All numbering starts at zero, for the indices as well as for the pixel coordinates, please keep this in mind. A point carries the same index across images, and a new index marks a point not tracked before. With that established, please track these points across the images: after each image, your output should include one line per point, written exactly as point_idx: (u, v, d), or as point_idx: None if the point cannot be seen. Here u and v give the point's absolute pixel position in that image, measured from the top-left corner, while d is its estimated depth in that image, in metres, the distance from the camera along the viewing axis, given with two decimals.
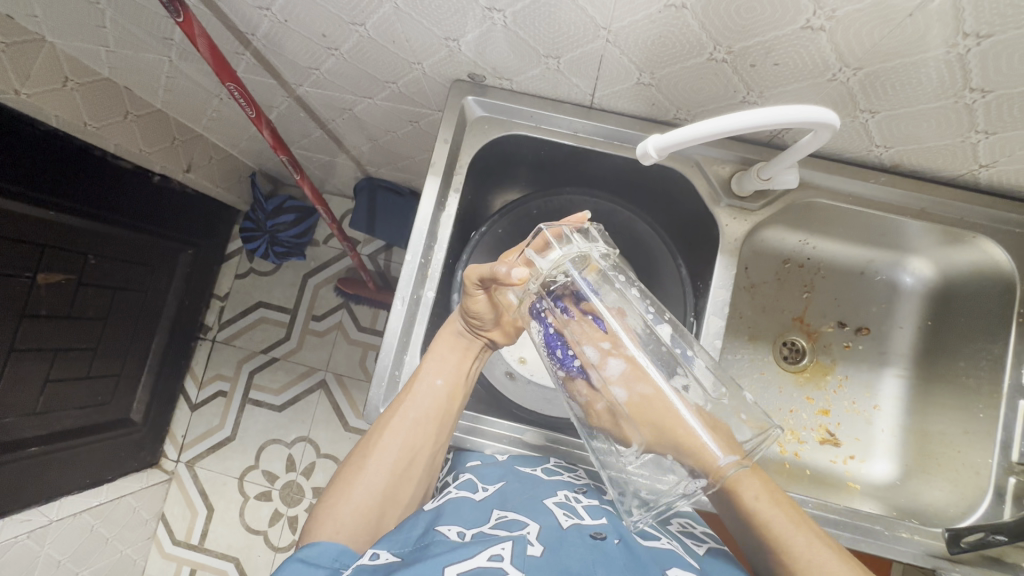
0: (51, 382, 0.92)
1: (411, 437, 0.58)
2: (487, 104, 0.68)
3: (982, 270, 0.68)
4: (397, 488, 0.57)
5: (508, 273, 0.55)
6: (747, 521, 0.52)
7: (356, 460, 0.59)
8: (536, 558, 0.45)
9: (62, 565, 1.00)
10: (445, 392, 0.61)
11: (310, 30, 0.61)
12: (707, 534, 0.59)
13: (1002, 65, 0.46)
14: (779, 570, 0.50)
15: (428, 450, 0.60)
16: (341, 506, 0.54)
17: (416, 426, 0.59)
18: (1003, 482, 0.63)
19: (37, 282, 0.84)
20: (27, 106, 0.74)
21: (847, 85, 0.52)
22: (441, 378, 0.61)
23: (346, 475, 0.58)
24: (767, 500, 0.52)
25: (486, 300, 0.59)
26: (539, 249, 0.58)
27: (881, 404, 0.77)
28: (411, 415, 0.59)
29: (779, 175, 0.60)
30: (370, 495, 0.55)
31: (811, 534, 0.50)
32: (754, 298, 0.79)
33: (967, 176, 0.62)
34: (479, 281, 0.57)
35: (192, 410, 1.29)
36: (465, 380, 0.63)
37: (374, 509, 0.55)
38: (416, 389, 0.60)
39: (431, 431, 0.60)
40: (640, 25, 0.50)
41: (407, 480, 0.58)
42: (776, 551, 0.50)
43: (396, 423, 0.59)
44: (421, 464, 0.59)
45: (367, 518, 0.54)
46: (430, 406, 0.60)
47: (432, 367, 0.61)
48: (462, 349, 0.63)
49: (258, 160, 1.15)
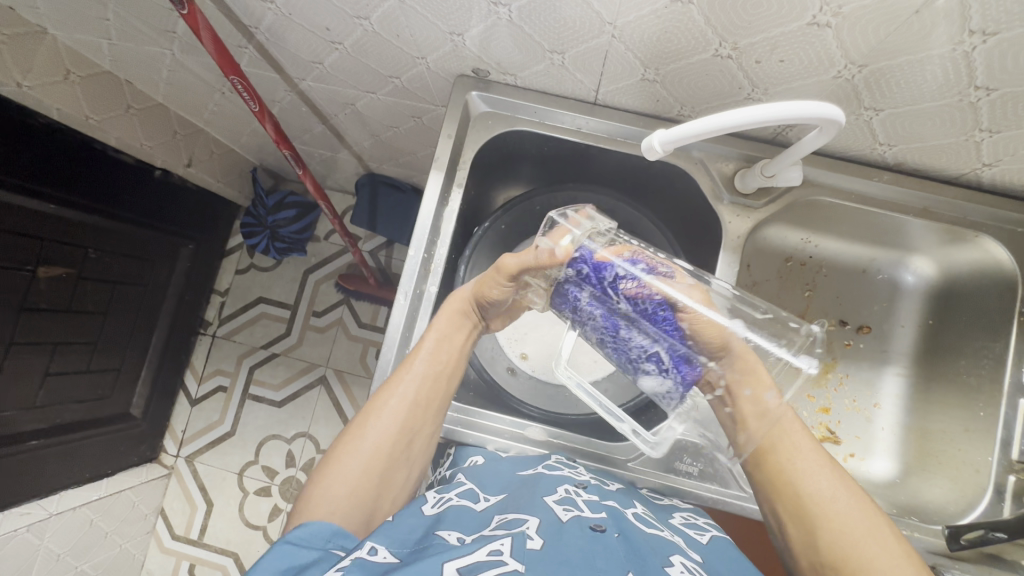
0: (51, 375, 0.92)
1: (408, 418, 0.58)
2: (491, 100, 0.67)
3: (984, 269, 0.69)
4: (394, 469, 0.57)
5: (553, 253, 0.56)
6: (775, 439, 0.54)
7: (349, 438, 0.58)
8: (537, 552, 0.44)
9: (61, 559, 1.00)
10: (444, 374, 0.61)
11: (314, 24, 0.61)
12: (710, 523, 0.59)
13: (1006, 64, 0.46)
14: (802, 492, 0.51)
15: (425, 432, 0.60)
16: (336, 487, 0.53)
17: (414, 408, 0.59)
18: (1002, 480, 0.64)
19: (37, 275, 0.84)
20: (29, 99, 0.74)
21: (852, 83, 0.52)
22: (440, 358, 0.61)
23: (340, 454, 0.57)
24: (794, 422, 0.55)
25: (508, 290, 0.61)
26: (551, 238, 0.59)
27: (881, 403, 0.77)
28: (409, 395, 0.59)
29: (782, 172, 0.61)
30: (367, 476, 0.55)
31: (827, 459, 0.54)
32: (756, 296, 0.79)
33: (970, 174, 0.62)
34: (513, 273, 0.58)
35: (192, 405, 1.29)
36: (464, 361, 0.64)
37: (370, 490, 0.55)
38: (415, 367, 0.60)
39: (428, 414, 0.60)
40: (646, 21, 0.50)
41: (402, 461, 0.58)
42: (800, 474, 0.52)
43: (394, 404, 0.58)
44: (419, 444, 0.60)
45: (362, 500, 0.54)
46: (428, 387, 0.60)
47: (432, 347, 0.61)
48: (463, 330, 0.63)
49: (259, 154, 1.15)
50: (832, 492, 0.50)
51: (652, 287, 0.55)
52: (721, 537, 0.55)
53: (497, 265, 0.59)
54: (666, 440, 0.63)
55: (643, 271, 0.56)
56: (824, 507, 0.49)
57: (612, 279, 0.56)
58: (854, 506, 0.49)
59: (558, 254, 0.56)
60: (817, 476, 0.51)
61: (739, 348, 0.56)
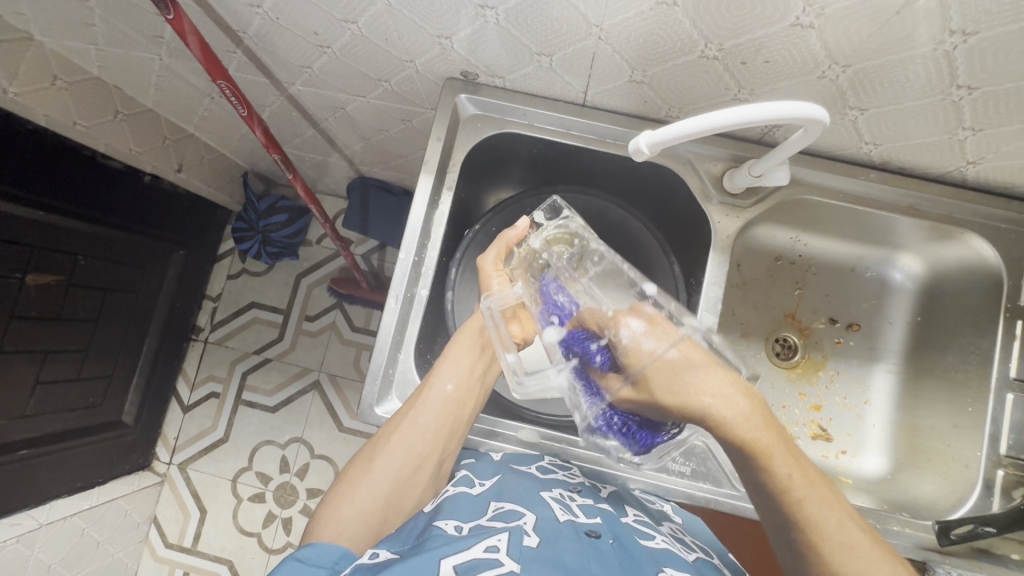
0: (41, 383, 0.91)
1: (417, 444, 0.58)
2: (480, 102, 0.68)
3: (969, 264, 0.69)
4: (402, 494, 0.57)
5: (515, 230, 0.65)
6: (777, 502, 0.47)
7: (361, 462, 0.59)
8: (533, 550, 0.45)
9: (52, 569, 0.99)
10: (456, 397, 0.60)
11: (302, 29, 0.61)
12: (696, 543, 0.57)
13: (987, 64, 0.47)
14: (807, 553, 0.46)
15: (434, 458, 0.59)
16: (343, 509, 0.54)
17: (423, 433, 0.58)
18: (992, 475, 0.64)
19: (25, 282, 0.83)
20: (16, 106, 0.74)
21: (836, 83, 0.53)
22: (455, 386, 0.60)
23: (353, 476, 0.58)
24: (799, 480, 0.46)
25: (506, 280, 0.65)
26: (543, 213, 0.66)
27: (872, 400, 0.77)
28: (419, 420, 0.58)
29: (769, 171, 0.61)
30: (373, 499, 0.55)
31: (842, 514, 0.46)
32: (746, 295, 0.79)
33: (954, 172, 0.63)
34: (489, 262, 0.65)
35: (184, 412, 1.28)
36: (478, 385, 0.62)
37: (376, 514, 0.55)
38: (426, 393, 0.59)
39: (438, 440, 0.59)
40: (631, 23, 0.50)
41: (411, 487, 0.57)
42: (806, 534, 0.45)
43: (404, 429, 0.58)
44: (428, 470, 0.59)
45: (368, 523, 0.54)
46: (439, 413, 0.59)
47: (443, 371, 0.61)
48: (476, 351, 0.63)
49: (249, 158, 1.15)
50: (841, 563, 0.44)
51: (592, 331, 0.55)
52: (709, 562, 0.53)
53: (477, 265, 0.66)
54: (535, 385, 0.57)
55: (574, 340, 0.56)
56: None
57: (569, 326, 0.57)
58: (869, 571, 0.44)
59: (516, 231, 0.65)
60: (827, 543, 0.45)
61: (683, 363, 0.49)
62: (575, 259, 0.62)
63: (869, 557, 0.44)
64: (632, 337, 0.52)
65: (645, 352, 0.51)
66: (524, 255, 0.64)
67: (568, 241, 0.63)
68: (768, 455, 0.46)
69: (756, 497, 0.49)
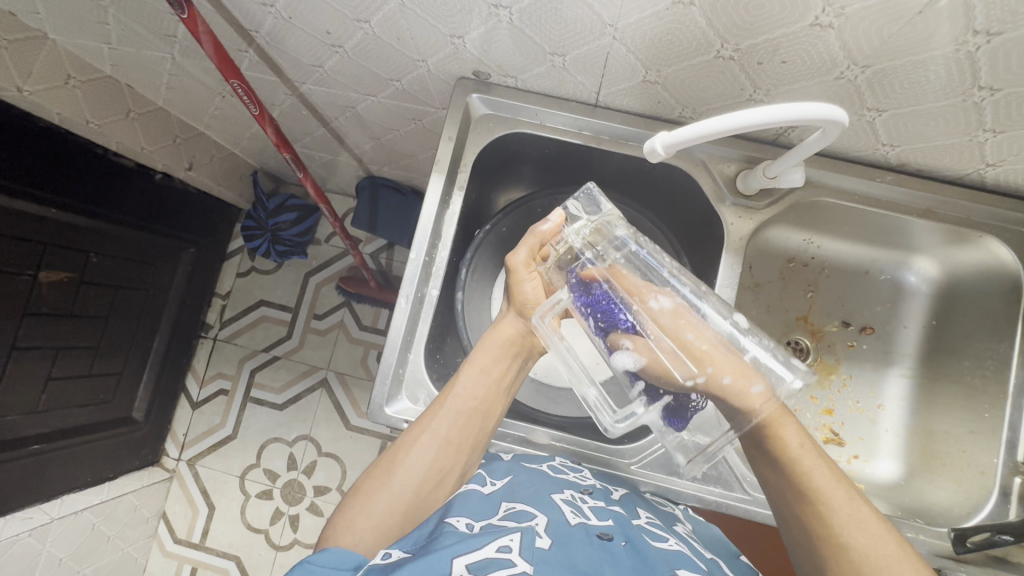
0: (53, 380, 0.92)
1: (439, 457, 0.58)
2: (491, 102, 0.67)
3: (986, 267, 0.69)
4: (422, 507, 0.56)
5: (548, 225, 0.61)
6: (785, 473, 0.51)
7: (379, 471, 0.58)
8: (545, 552, 0.45)
9: (63, 563, 0.99)
10: (476, 406, 0.60)
11: (315, 28, 0.61)
12: (718, 560, 0.53)
13: (1010, 65, 0.46)
14: (814, 525, 0.48)
15: (458, 470, 0.59)
16: (361, 520, 0.54)
17: (446, 446, 0.58)
18: (1008, 482, 0.64)
19: (38, 280, 0.84)
20: (30, 104, 0.74)
21: (854, 84, 0.52)
22: (475, 395, 0.60)
23: (369, 486, 0.57)
24: (809, 454, 0.50)
25: (538, 282, 0.63)
26: (579, 202, 0.63)
27: (886, 404, 0.76)
28: (441, 432, 0.58)
29: (784, 173, 0.60)
30: (392, 512, 0.55)
31: (849, 490, 0.49)
32: (758, 297, 0.78)
33: (972, 175, 0.62)
34: (523, 263, 0.62)
35: (193, 409, 1.29)
36: (504, 395, 0.63)
37: (394, 527, 0.54)
38: (448, 403, 0.59)
39: (459, 452, 0.59)
40: (647, 22, 0.49)
41: (431, 500, 0.57)
42: (814, 506, 0.49)
43: (426, 440, 0.58)
44: (450, 483, 0.58)
45: (386, 534, 0.54)
46: (460, 425, 0.59)
47: (467, 382, 0.60)
48: (501, 365, 0.62)
49: (259, 157, 1.15)
50: (851, 535, 0.47)
51: (625, 307, 0.57)
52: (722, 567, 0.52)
53: (506, 265, 0.63)
54: (627, 422, 0.57)
55: (602, 321, 0.58)
56: (838, 549, 0.47)
57: (595, 312, 0.58)
58: (877, 543, 0.46)
59: (546, 228, 0.61)
60: (834, 512, 0.48)
61: (712, 348, 0.53)
62: (608, 252, 0.61)
63: (879, 532, 0.46)
64: (667, 312, 0.55)
65: (675, 328, 0.54)
66: (557, 256, 0.63)
67: (600, 236, 0.62)
68: (771, 419, 0.51)
69: (767, 475, 0.53)
